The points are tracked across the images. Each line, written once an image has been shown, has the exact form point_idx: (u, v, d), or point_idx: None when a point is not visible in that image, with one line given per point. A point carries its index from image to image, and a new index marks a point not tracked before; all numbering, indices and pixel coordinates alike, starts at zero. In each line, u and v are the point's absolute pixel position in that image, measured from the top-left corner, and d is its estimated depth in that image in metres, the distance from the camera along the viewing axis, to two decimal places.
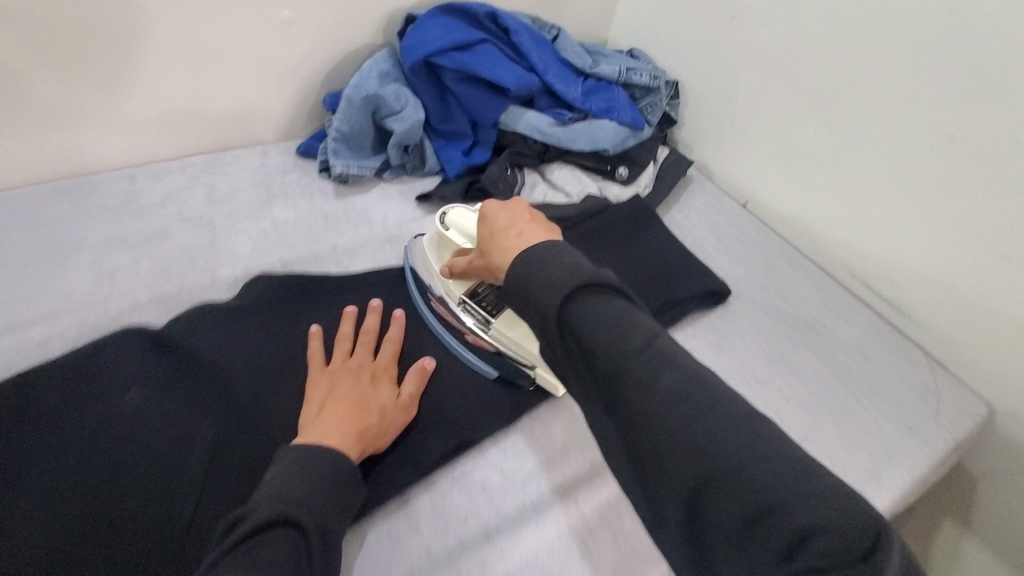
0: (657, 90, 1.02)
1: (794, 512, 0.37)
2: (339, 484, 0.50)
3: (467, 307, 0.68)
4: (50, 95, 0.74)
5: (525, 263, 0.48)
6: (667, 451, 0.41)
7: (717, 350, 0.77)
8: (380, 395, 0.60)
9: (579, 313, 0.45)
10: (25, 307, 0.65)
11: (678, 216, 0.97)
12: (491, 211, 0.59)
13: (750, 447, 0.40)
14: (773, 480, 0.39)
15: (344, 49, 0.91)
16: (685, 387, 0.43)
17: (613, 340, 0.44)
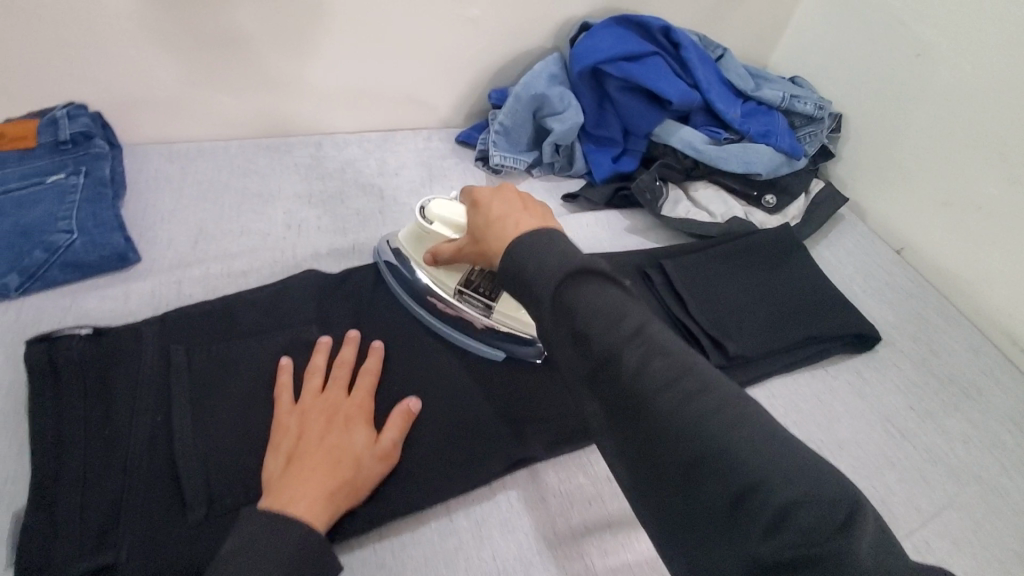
0: (820, 120, 0.99)
1: (780, 490, 0.34)
2: (302, 555, 0.44)
3: (466, 295, 0.68)
4: (275, 64, 0.86)
5: (519, 247, 0.48)
6: (662, 441, 0.39)
7: (858, 393, 0.75)
8: (356, 443, 0.53)
9: (566, 292, 0.45)
10: (231, 242, 0.76)
11: (825, 253, 0.95)
12: (481, 198, 0.59)
13: (737, 428, 0.37)
14: (772, 459, 0.36)
15: (516, 49, 0.97)
16: (613, 327, 0.42)
17: (592, 313, 0.43)
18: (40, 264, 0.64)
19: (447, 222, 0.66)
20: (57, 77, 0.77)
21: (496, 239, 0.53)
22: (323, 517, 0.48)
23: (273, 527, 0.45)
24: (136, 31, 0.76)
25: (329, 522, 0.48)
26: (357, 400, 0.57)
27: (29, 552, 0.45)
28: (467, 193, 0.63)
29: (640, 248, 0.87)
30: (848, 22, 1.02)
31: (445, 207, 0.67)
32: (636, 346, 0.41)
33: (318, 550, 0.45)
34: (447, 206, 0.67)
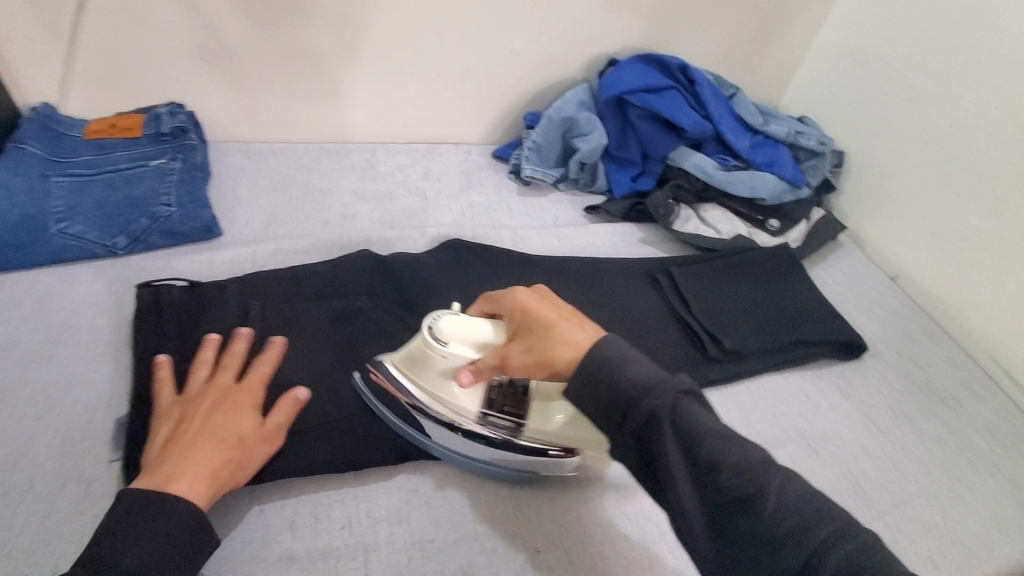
0: (822, 155, 1.09)
1: (827, 529, 0.44)
2: (183, 534, 0.49)
3: (490, 418, 0.64)
4: (344, 79, 1.00)
5: (599, 363, 0.49)
6: (714, 497, 0.46)
7: (843, 394, 0.83)
8: (244, 423, 0.57)
9: (679, 412, 0.47)
10: (297, 226, 0.88)
11: (822, 273, 1.04)
12: (526, 303, 0.57)
13: (762, 479, 0.46)
14: (855, 543, 0.44)
15: (551, 77, 1.10)
16: (721, 440, 0.47)
17: (657, 414, 0.47)
18: (144, 229, 0.77)
19: (463, 340, 0.61)
20: (167, 80, 0.93)
21: (567, 353, 0.52)
22: (205, 495, 0.51)
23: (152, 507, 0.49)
24: (235, 46, 0.92)
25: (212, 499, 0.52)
26: (247, 387, 0.60)
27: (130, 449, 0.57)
28: (494, 300, 0.61)
29: (652, 257, 0.96)
30: (851, 69, 1.13)
31: (459, 326, 0.61)
32: (733, 448, 0.47)
33: (203, 529, 0.50)
34: (457, 323, 0.62)
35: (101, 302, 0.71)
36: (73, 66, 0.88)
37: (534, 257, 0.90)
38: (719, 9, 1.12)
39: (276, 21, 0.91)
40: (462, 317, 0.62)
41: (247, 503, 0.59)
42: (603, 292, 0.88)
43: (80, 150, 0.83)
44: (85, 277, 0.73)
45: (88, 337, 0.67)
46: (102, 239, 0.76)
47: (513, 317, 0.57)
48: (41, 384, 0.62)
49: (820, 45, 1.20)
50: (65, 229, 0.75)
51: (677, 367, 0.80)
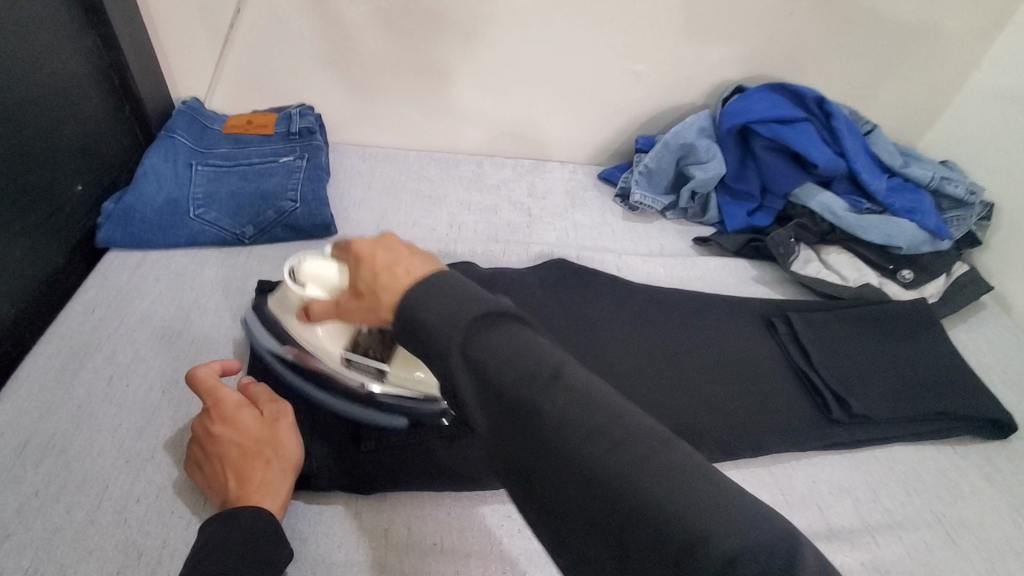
0: (971, 206, 0.98)
1: (606, 466, 0.33)
2: (262, 532, 0.48)
3: (355, 363, 0.60)
4: (462, 91, 1.02)
5: (406, 309, 0.39)
6: (555, 473, 0.34)
7: (988, 480, 0.72)
8: (249, 430, 0.55)
9: (463, 351, 0.36)
10: (406, 230, 0.90)
11: (963, 336, 0.92)
12: (362, 246, 0.46)
13: (608, 443, 0.33)
14: (643, 455, 0.33)
15: (668, 103, 1.06)
16: (528, 375, 0.35)
17: (501, 371, 0.35)
18: (271, 222, 0.81)
19: (319, 285, 0.58)
20: (300, 83, 0.98)
21: (392, 298, 0.41)
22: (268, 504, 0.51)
23: (226, 521, 0.48)
24: (366, 55, 0.96)
25: (284, 500, 0.53)
26: (222, 399, 0.56)
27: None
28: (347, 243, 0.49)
29: (766, 297, 0.90)
30: (1011, 112, 1.01)
31: (317, 267, 0.58)
32: (536, 385, 0.35)
33: (271, 536, 0.49)
34: (316, 266, 0.58)
35: (227, 287, 0.74)
36: (223, 66, 0.95)
37: (640, 286, 0.86)
38: (861, 40, 1.04)
39: (406, 32, 0.93)
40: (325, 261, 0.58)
41: (345, 504, 0.58)
42: (710, 330, 0.82)
43: (222, 144, 0.89)
44: (214, 262, 0.78)
45: (212, 320, 0.70)
46: (232, 227, 0.80)
47: (360, 263, 0.45)
48: (170, 359, 0.65)
49: (974, 85, 1.08)
50: (202, 216, 0.80)
51: (793, 423, 0.73)
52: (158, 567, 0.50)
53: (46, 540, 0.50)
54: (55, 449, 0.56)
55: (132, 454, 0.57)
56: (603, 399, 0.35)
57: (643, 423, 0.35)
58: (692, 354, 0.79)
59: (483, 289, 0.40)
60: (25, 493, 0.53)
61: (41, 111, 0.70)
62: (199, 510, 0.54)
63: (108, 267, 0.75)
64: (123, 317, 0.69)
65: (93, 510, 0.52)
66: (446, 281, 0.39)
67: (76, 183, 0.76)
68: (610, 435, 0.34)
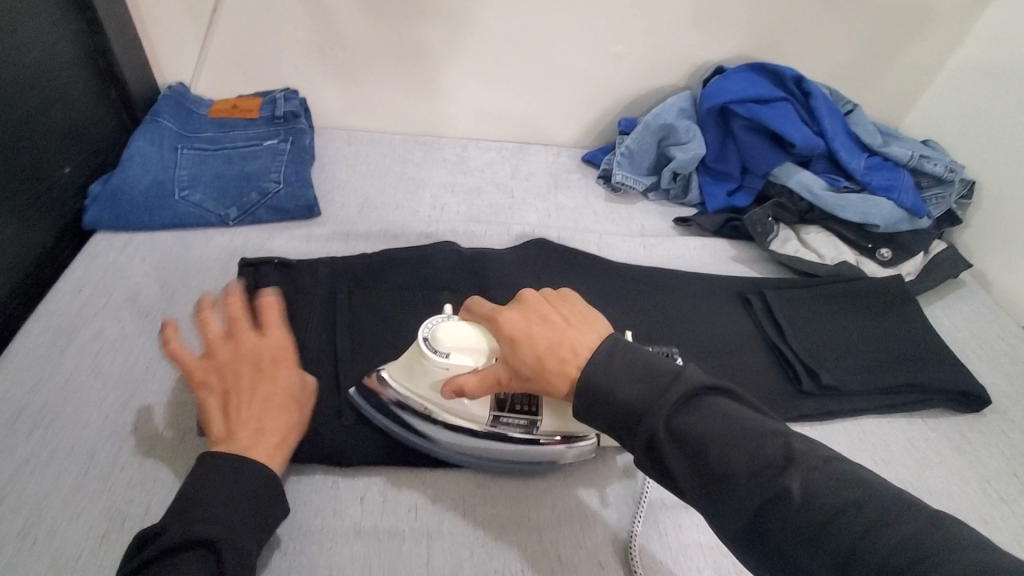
0: (950, 183, 0.98)
1: (840, 523, 0.40)
2: (267, 482, 0.52)
3: (503, 419, 0.60)
4: (448, 75, 1.03)
5: (594, 386, 0.49)
6: (780, 525, 0.42)
7: (957, 450, 0.73)
8: (274, 376, 0.58)
9: (676, 429, 0.46)
10: (389, 212, 0.91)
11: (940, 312, 0.93)
12: (517, 331, 0.55)
13: (833, 498, 0.41)
14: (846, 505, 0.41)
15: (651, 84, 1.07)
16: (736, 439, 0.45)
17: (721, 442, 0.45)
18: (254, 203, 0.82)
19: (466, 352, 0.58)
20: (285, 67, 0.99)
21: (561, 382, 0.52)
22: (283, 452, 0.55)
23: (232, 469, 0.51)
24: (351, 39, 0.97)
25: (285, 460, 0.56)
26: (243, 344, 0.59)
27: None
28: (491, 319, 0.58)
29: (744, 275, 0.91)
30: (993, 90, 1.01)
31: (456, 335, 0.58)
32: (743, 445, 0.44)
33: (271, 485, 0.52)
34: (453, 331, 0.59)
35: (210, 267, 0.76)
36: (207, 51, 0.96)
37: (620, 264, 0.88)
38: (843, 20, 1.04)
39: (390, 16, 0.94)
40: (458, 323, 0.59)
41: (321, 471, 0.61)
42: (687, 306, 0.84)
43: (206, 128, 0.91)
44: (198, 243, 0.80)
45: (196, 297, 0.72)
46: (216, 208, 0.82)
47: (517, 348, 0.54)
48: (153, 335, 0.67)
49: (956, 64, 1.09)
50: (187, 197, 0.81)
51: (765, 395, 0.74)
52: (143, 529, 0.52)
53: (35, 504, 0.53)
54: (43, 420, 0.58)
55: (117, 425, 0.59)
56: (806, 461, 0.43)
57: (852, 478, 0.43)
58: (668, 328, 0.80)
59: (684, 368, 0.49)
60: (15, 461, 0.55)
61: (28, 93, 0.72)
62: (181, 477, 0.56)
63: (94, 248, 0.77)
64: (110, 295, 0.71)
65: (80, 475, 0.55)
66: (609, 352, 0.50)
67: (64, 166, 0.78)
68: (830, 498, 0.41)
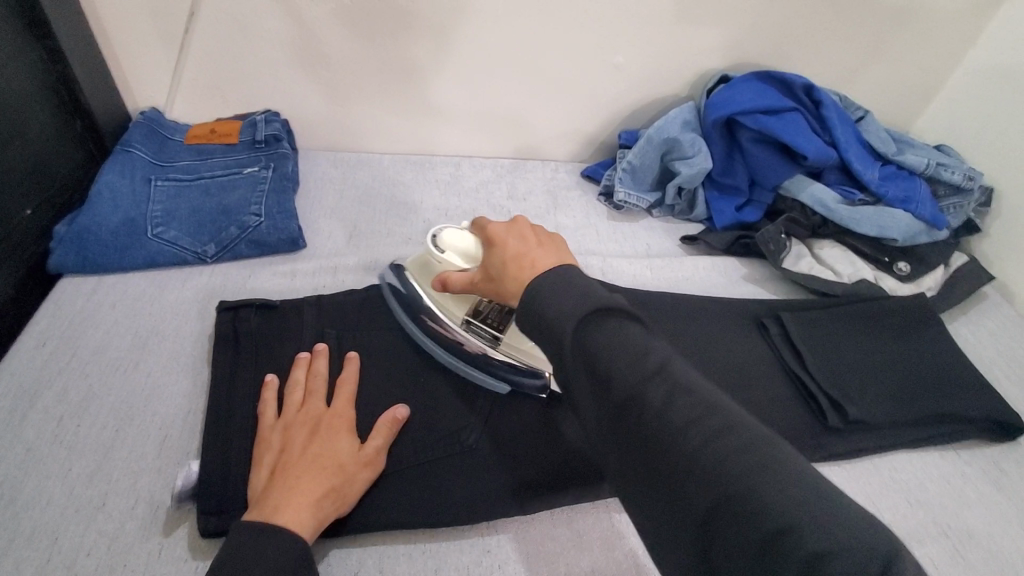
0: (969, 192, 0.94)
1: (721, 467, 0.36)
2: (295, 558, 0.46)
3: (473, 327, 0.67)
4: (436, 91, 0.97)
5: (531, 299, 0.46)
6: (660, 456, 0.39)
7: (997, 486, 0.68)
8: (336, 446, 0.55)
9: (580, 336, 0.43)
10: (379, 240, 0.86)
11: (964, 330, 0.88)
12: (497, 235, 0.56)
13: (724, 442, 0.37)
14: (736, 449, 0.37)
15: (651, 95, 1.02)
16: (632, 358, 0.41)
17: (617, 359, 0.41)
18: (233, 238, 0.77)
19: (458, 254, 0.65)
20: (265, 88, 0.94)
21: (512, 288, 0.53)
22: (311, 525, 0.49)
23: (260, 530, 0.46)
24: (333, 57, 0.91)
25: (319, 527, 0.50)
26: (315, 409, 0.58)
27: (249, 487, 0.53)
28: (479, 227, 0.61)
29: (758, 297, 0.86)
30: (1011, 92, 0.97)
31: (455, 238, 0.66)
32: (638, 365, 0.41)
33: (301, 562, 0.46)
34: (458, 236, 0.66)
35: (187, 311, 0.71)
36: (181, 74, 0.91)
37: (627, 291, 0.82)
38: (851, 23, 0.99)
39: (372, 31, 0.89)
40: (463, 232, 0.66)
41: None
42: (700, 335, 0.79)
43: (182, 157, 0.85)
44: (174, 284, 0.74)
45: (172, 347, 0.66)
46: (193, 246, 0.76)
47: (494, 252, 0.56)
48: (124, 393, 0.61)
49: (970, 65, 1.04)
50: (160, 235, 0.76)
51: (789, 433, 0.69)
52: None
53: None
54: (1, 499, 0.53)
55: (83, 501, 0.53)
56: (692, 390, 0.40)
57: (738, 419, 0.39)
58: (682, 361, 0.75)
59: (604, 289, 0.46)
60: None
61: None
62: (155, 562, 0.50)
63: (61, 295, 0.71)
64: (77, 349, 0.65)
65: (42, 564, 0.49)
66: (561, 271, 0.48)
67: (25, 208, 0.73)
68: (707, 428, 0.38)
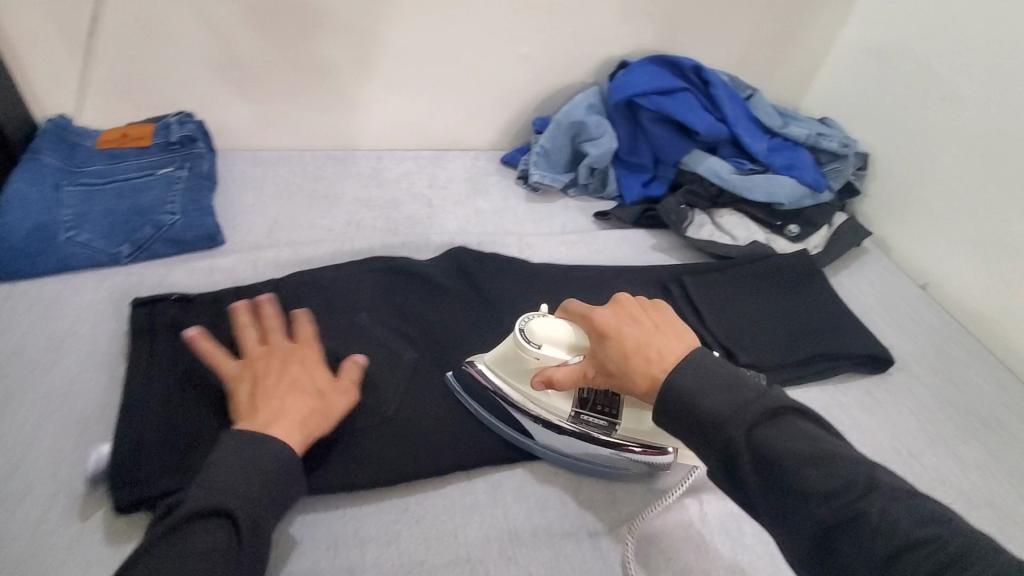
0: (845, 158, 1.04)
1: (919, 551, 0.41)
2: (284, 461, 0.52)
3: (585, 417, 0.64)
4: (353, 87, 1.00)
5: (680, 394, 0.50)
6: (870, 549, 0.42)
7: (869, 413, 0.76)
8: (314, 377, 0.60)
9: (755, 440, 0.47)
10: (300, 233, 0.88)
11: (847, 282, 0.98)
12: (608, 327, 0.58)
13: (927, 528, 0.42)
14: (909, 524, 0.42)
15: (560, 82, 1.08)
16: (807, 453, 0.46)
17: (783, 453, 0.46)
18: (148, 237, 0.78)
19: (560, 345, 0.64)
20: (178, 91, 0.94)
21: (643, 381, 0.54)
22: (297, 439, 0.55)
23: (251, 443, 0.52)
24: (247, 57, 0.93)
25: (304, 445, 0.55)
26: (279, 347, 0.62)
27: (167, 479, 0.55)
28: (580, 313, 0.62)
29: (664, 264, 0.93)
30: (879, 66, 1.07)
31: (547, 328, 0.65)
32: (815, 461, 0.46)
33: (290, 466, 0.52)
34: (546, 326, 0.65)
35: (102, 311, 0.71)
36: (86, 79, 0.90)
37: (542, 266, 0.88)
38: (737, 9, 1.08)
39: (283, 30, 0.91)
40: (551, 319, 0.65)
41: None
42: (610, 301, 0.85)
43: (92, 160, 0.85)
44: (89, 285, 0.74)
45: (88, 345, 0.67)
46: (107, 246, 0.76)
47: (612, 341, 0.57)
48: (39, 391, 0.62)
49: (844, 44, 1.15)
50: (72, 238, 0.76)
51: None
52: None
53: None
54: None
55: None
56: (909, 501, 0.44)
57: (916, 501, 0.44)
58: None
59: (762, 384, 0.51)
60: None
61: None
62: (75, 546, 0.52)
63: None
64: None
65: None
66: (705, 363, 0.52)
67: None
68: (933, 538, 0.41)
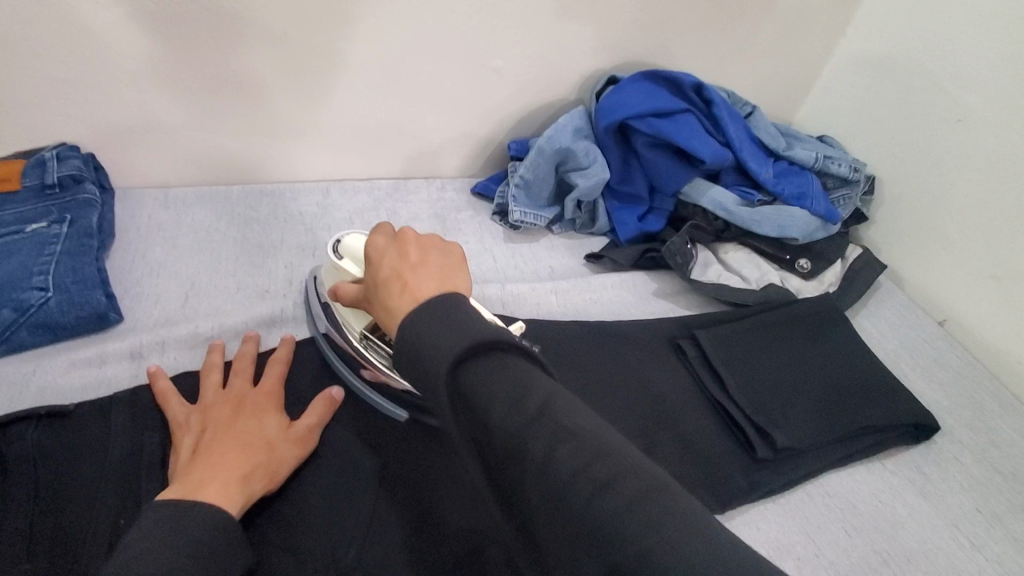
0: (856, 183, 0.94)
1: (583, 494, 0.34)
2: (225, 522, 0.44)
3: (371, 342, 0.61)
4: (288, 109, 0.81)
5: (404, 336, 0.41)
6: (537, 490, 0.35)
7: (922, 496, 0.66)
8: (258, 430, 0.53)
9: (457, 379, 0.38)
10: (224, 298, 0.69)
11: (866, 323, 0.88)
12: (373, 254, 0.52)
13: (612, 479, 0.34)
14: (596, 483, 0.34)
15: (536, 100, 0.93)
16: (504, 394, 0.37)
17: (483, 400, 0.37)
18: (6, 325, 0.58)
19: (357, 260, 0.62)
20: (54, 117, 0.72)
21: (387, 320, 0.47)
22: (233, 503, 0.46)
23: (180, 503, 0.43)
24: (145, 72, 0.72)
25: (244, 505, 0.47)
26: (229, 391, 0.57)
27: None
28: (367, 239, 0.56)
29: (670, 316, 0.80)
30: (883, 81, 0.98)
31: (358, 242, 0.63)
32: (508, 396, 0.37)
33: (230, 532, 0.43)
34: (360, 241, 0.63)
35: None
36: None
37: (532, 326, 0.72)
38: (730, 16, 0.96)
39: (191, 38, 0.71)
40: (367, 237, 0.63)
41: None
42: (618, 371, 0.70)
43: None
44: None
45: None
46: None
47: (370, 274, 0.51)
48: None
49: (841, 54, 1.05)
50: None
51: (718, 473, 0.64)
52: None
53: None
54: None
55: None
56: (588, 433, 0.36)
57: (626, 463, 0.35)
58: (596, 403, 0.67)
59: (488, 320, 0.41)
60: None
61: None
62: None
63: None
64: None
65: None
66: (447, 298, 0.43)
67: None
68: (589, 466, 0.35)
